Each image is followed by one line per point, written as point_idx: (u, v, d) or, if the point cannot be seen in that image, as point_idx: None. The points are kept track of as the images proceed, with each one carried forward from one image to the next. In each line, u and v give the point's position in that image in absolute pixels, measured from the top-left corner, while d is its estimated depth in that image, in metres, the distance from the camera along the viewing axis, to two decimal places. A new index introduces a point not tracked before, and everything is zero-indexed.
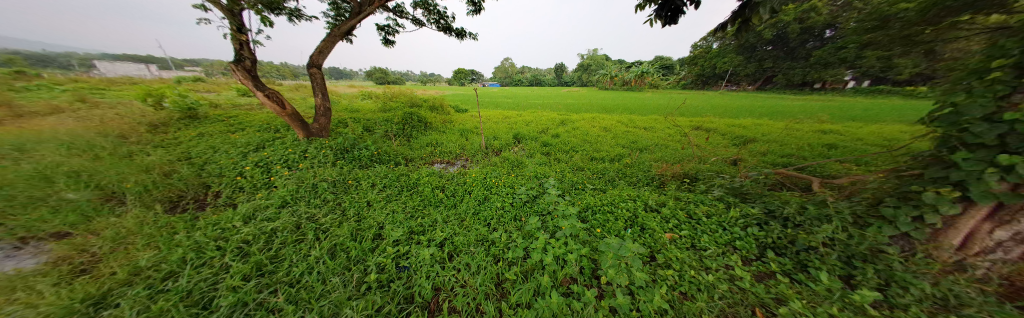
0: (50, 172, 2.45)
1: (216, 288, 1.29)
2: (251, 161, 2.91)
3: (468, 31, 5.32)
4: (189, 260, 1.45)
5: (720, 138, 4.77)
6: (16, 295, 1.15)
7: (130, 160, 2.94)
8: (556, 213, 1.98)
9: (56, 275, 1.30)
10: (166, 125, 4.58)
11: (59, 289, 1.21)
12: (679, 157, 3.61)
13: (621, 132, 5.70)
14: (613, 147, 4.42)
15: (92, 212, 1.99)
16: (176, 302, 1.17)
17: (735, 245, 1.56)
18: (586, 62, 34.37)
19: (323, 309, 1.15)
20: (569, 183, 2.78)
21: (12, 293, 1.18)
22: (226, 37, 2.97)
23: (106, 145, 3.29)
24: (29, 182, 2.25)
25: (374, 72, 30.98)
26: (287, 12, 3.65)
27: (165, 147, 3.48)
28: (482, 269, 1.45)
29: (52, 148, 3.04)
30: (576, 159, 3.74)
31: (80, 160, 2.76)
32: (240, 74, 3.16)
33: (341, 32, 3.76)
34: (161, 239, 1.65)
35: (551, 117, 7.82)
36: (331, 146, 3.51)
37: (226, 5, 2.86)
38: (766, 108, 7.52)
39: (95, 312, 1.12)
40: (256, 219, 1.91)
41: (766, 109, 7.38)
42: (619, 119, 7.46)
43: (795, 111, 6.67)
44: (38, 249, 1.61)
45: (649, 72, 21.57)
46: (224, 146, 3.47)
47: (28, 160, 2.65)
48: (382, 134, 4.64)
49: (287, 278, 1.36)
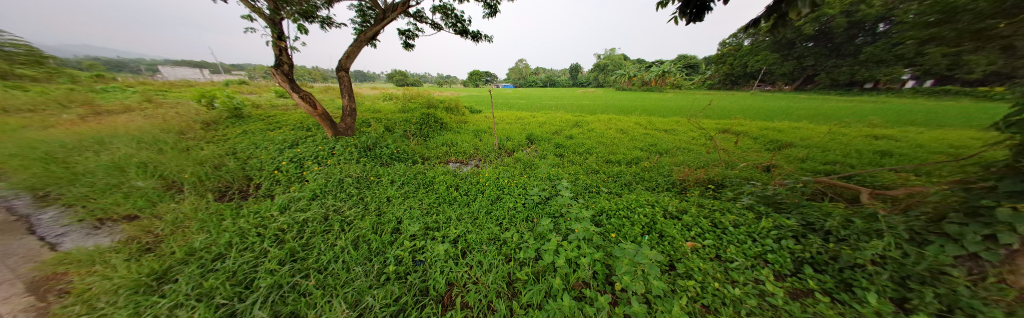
0: (126, 163, 2.85)
1: (256, 270, 1.43)
2: (286, 157, 3.18)
3: (484, 34, 5.40)
4: (234, 244, 1.62)
5: (750, 142, 4.43)
6: (98, 267, 1.36)
7: (187, 154, 3.33)
8: (569, 216, 1.96)
9: (128, 253, 1.52)
10: (215, 123, 5.12)
11: (130, 264, 1.41)
12: (703, 162, 3.40)
13: (640, 134, 5.49)
14: (630, 149, 4.28)
15: (156, 198, 2.29)
16: (222, 281, 1.31)
17: (766, 258, 1.44)
18: (602, 62, 33.48)
19: (348, 295, 1.24)
20: (582, 186, 2.73)
21: (94, 265, 1.39)
22: (268, 44, 3.29)
23: (168, 140, 3.75)
24: (111, 173, 2.64)
25: (394, 74, 32.30)
26: (320, 20, 3.96)
27: (215, 142, 3.90)
28: (494, 267, 1.48)
29: (127, 142, 3.52)
30: (590, 161, 3.67)
31: (148, 153, 3.18)
32: (279, 78, 3.47)
33: (366, 37, 3.99)
34: (211, 224, 1.86)
35: (565, 119, 7.72)
36: (355, 145, 3.74)
37: (268, 15, 3.16)
38: (803, 111, 6.88)
39: (157, 285, 1.30)
40: (290, 210, 2.10)
41: (802, 112, 6.77)
42: (637, 121, 7.18)
43: (838, 114, 6.04)
44: (114, 229, 1.89)
45: (670, 71, 20.56)
46: (263, 142, 3.83)
47: (109, 153, 3.09)
48: (401, 133, 4.85)
49: (316, 265, 1.48)
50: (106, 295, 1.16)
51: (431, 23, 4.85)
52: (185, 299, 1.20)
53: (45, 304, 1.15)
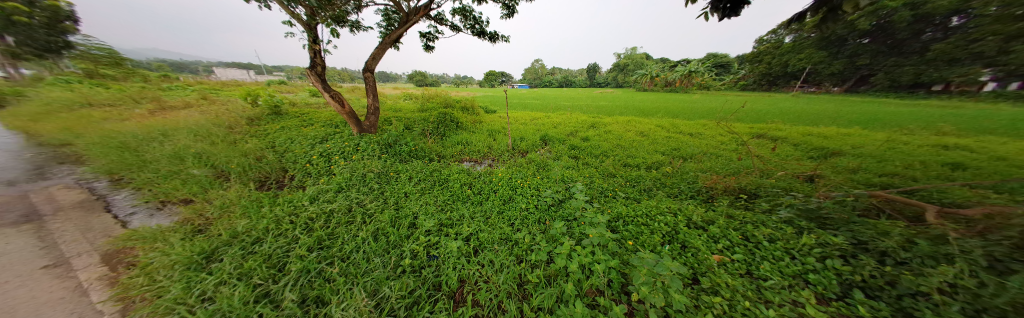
0: (185, 153, 3.25)
1: (288, 255, 1.56)
2: (316, 152, 3.44)
3: (501, 34, 5.45)
4: (270, 230, 1.78)
5: (788, 149, 4.02)
6: (160, 244, 1.56)
7: (234, 146, 3.72)
8: (583, 220, 1.91)
9: (183, 233, 1.73)
10: (258, 119, 5.66)
11: (185, 243, 1.61)
12: (732, 170, 3.15)
13: (662, 138, 5.20)
14: (650, 153, 4.08)
15: (208, 185, 2.58)
16: (260, 263, 1.44)
17: (808, 279, 1.28)
18: (622, 62, 32.24)
19: (367, 285, 1.30)
20: (598, 190, 2.65)
21: (157, 243, 1.61)
22: (305, 48, 3.58)
23: (219, 133, 4.21)
24: (174, 161, 3.02)
25: (414, 75, 33.72)
26: (350, 25, 4.23)
27: (257, 137, 4.32)
28: (505, 267, 1.48)
29: (187, 135, 4.01)
30: (606, 164, 3.55)
31: (203, 145, 3.60)
32: (313, 78, 3.77)
33: (391, 40, 4.20)
34: (252, 210, 2.06)
35: (581, 120, 7.55)
36: (377, 142, 3.95)
37: (305, 20, 3.44)
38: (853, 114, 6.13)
39: (205, 264, 1.46)
40: (319, 200, 2.26)
41: (852, 117, 6.05)
42: (659, 124, 6.82)
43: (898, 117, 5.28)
44: (174, 212, 2.17)
45: (697, 71, 19.29)
46: (297, 137, 4.17)
47: (174, 144, 3.55)
48: (419, 132, 5.04)
49: (340, 254, 1.58)
50: (165, 270, 1.35)
51: (450, 25, 4.99)
52: (229, 277, 1.34)
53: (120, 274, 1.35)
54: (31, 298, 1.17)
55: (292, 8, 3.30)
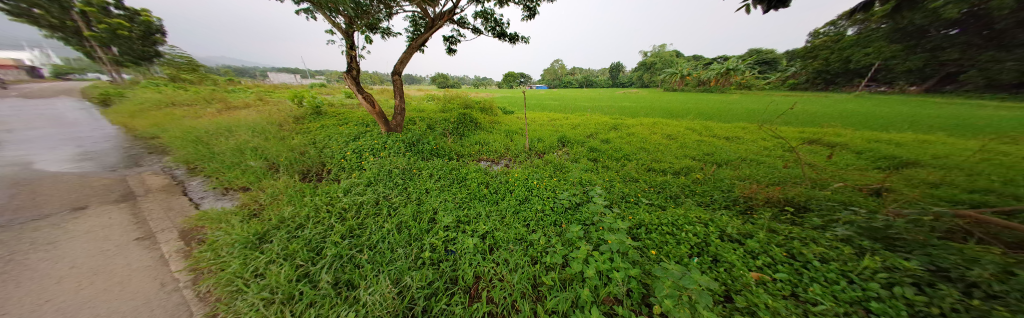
0: (245, 147, 3.75)
1: (324, 241, 1.73)
2: (350, 148, 3.75)
3: (521, 35, 5.48)
4: (310, 218, 1.99)
5: (849, 157, 3.48)
6: (224, 225, 1.84)
7: (283, 142, 4.20)
8: (601, 225, 1.84)
9: (242, 216, 2.01)
10: (302, 118, 6.35)
11: (243, 225, 1.87)
12: (777, 179, 2.81)
13: (692, 142, 4.82)
14: (677, 158, 3.81)
15: (261, 175, 2.95)
16: (302, 246, 1.62)
17: (868, 307, 1.07)
18: (648, 61, 30.48)
19: (391, 273, 1.40)
20: (618, 194, 2.55)
21: (221, 224, 1.89)
22: (343, 53, 3.94)
23: (271, 130, 4.79)
24: (236, 154, 3.51)
25: (437, 77, 35.37)
26: (382, 31, 4.57)
27: (301, 134, 4.83)
28: (520, 267, 1.48)
29: (246, 131, 4.62)
30: (628, 168, 3.39)
31: (258, 140, 4.12)
32: (349, 81, 4.13)
33: (417, 44, 4.44)
34: (297, 198, 2.32)
35: (601, 121, 7.31)
36: (402, 140, 4.20)
37: (344, 29, 3.79)
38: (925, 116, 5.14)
39: (258, 244, 1.68)
40: (351, 192, 2.47)
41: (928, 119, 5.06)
42: (688, 126, 6.34)
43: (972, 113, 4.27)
44: (235, 198, 2.54)
45: (736, 69, 17.54)
46: (334, 135, 4.59)
47: (236, 139, 4.12)
48: (441, 131, 5.26)
49: (368, 243, 1.71)
50: (227, 247, 1.59)
51: (472, 28, 5.14)
52: (277, 257, 1.53)
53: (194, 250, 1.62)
54: (137, 267, 1.47)
55: (333, 18, 3.67)
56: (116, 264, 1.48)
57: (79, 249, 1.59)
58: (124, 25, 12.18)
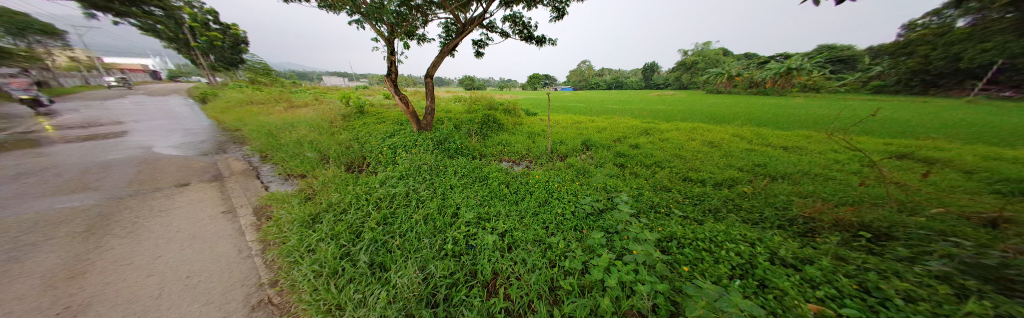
0: (303, 140, 4.37)
1: (362, 226, 1.93)
2: (386, 145, 4.14)
3: (548, 38, 5.48)
4: (352, 204, 2.24)
5: (961, 178, 2.75)
6: (285, 206, 2.18)
7: (332, 136, 4.79)
8: (626, 234, 1.74)
9: (299, 198, 2.36)
10: (347, 115, 7.15)
11: (299, 206, 2.19)
12: (849, 198, 2.36)
13: (739, 151, 4.28)
14: (719, 168, 3.43)
15: (315, 164, 3.41)
16: (345, 229, 1.85)
17: None
18: (688, 60, 27.82)
19: (418, 260, 1.51)
20: (647, 203, 2.39)
21: (283, 205, 2.25)
22: (385, 59, 4.37)
23: (323, 126, 5.49)
24: (296, 146, 4.11)
25: (464, 80, 36.87)
26: (418, 38, 4.95)
27: (346, 130, 5.45)
28: (537, 268, 1.49)
29: (304, 126, 5.38)
30: (659, 176, 3.16)
31: (313, 134, 4.75)
32: (389, 84, 4.56)
33: (448, 49, 4.72)
34: (342, 186, 2.64)
35: (630, 125, 6.91)
36: (431, 138, 4.48)
37: (387, 36, 4.19)
38: None
39: (310, 223, 1.95)
40: (386, 184, 2.73)
41: None
42: (734, 133, 5.66)
43: None
44: (293, 183, 2.98)
45: (801, 68, 15.08)
46: (372, 132, 5.09)
47: (297, 133, 4.81)
48: (466, 131, 5.50)
49: (398, 231, 1.88)
50: (288, 224, 1.89)
51: (500, 32, 5.29)
52: (326, 236, 1.77)
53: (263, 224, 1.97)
54: (223, 235, 1.84)
55: (377, 27, 4.08)
56: (209, 231, 1.86)
57: (187, 217, 2.06)
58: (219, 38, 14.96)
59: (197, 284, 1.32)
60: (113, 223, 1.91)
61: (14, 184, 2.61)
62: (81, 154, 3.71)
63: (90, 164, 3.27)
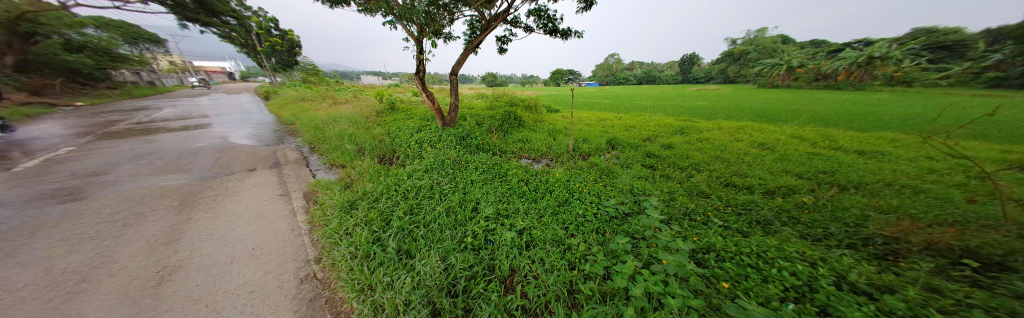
0: (343, 134, 4.83)
1: (391, 215, 2.07)
2: (413, 139, 4.39)
3: (574, 30, 5.26)
4: (382, 194, 2.42)
5: None
6: (327, 193, 2.44)
7: (367, 131, 5.23)
8: (655, 241, 1.61)
9: (338, 186, 2.62)
10: (381, 111, 7.73)
11: (339, 193, 2.43)
12: (957, 218, 1.87)
13: (798, 154, 3.67)
14: (771, 173, 2.98)
15: (352, 156, 3.77)
16: (377, 216, 2.01)
17: None
18: (736, 50, 24.52)
19: (439, 251, 1.58)
20: (680, 210, 2.18)
21: (325, 192, 2.52)
22: (414, 58, 4.61)
23: (360, 121, 6.01)
24: (337, 139, 4.57)
25: (487, 77, 37.36)
26: (445, 36, 5.10)
27: (379, 125, 5.90)
28: (555, 269, 1.45)
29: (344, 121, 5.93)
30: (694, 180, 2.86)
31: (351, 129, 5.24)
32: (417, 82, 4.81)
33: (473, 46, 4.79)
34: (375, 177, 2.88)
35: (662, 123, 6.38)
36: (454, 134, 4.63)
37: (416, 36, 4.40)
38: None
39: (348, 208, 2.16)
40: (413, 176, 2.90)
41: None
42: (793, 133, 4.88)
43: None
44: (334, 172, 3.33)
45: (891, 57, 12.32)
46: (402, 127, 5.43)
47: (338, 127, 5.35)
48: (487, 127, 5.58)
49: (422, 221, 1.98)
50: (330, 209, 2.12)
51: (524, 27, 5.22)
52: (360, 221, 1.94)
53: (309, 209, 2.23)
54: (279, 214, 2.14)
55: (408, 27, 4.30)
56: (269, 211, 2.18)
57: (253, 198, 2.43)
58: (279, 43, 17.15)
59: (258, 255, 1.56)
60: (200, 200, 2.34)
61: (135, 164, 3.31)
62: (179, 142, 4.57)
63: (185, 151, 4.01)
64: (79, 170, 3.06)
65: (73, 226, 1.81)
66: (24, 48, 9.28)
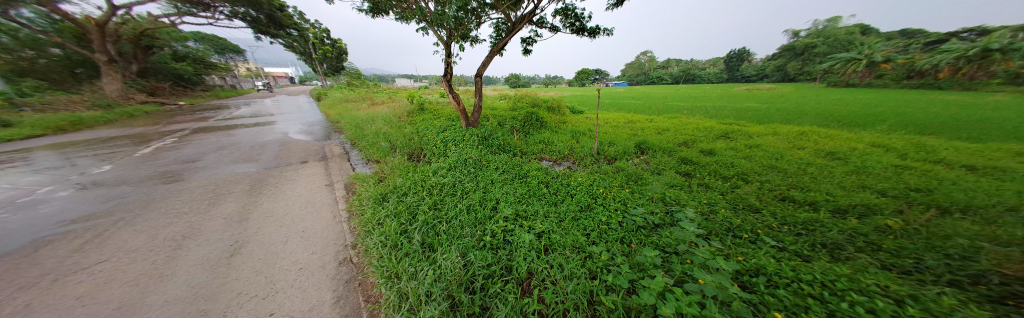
0: (378, 132, 5.28)
1: (417, 208, 2.20)
2: (439, 138, 4.62)
3: (602, 28, 5.04)
4: (409, 189, 2.58)
5: None
6: (363, 186, 2.68)
7: (399, 130, 5.64)
8: (689, 257, 1.45)
9: (373, 180, 2.87)
10: (411, 111, 8.28)
11: (373, 186, 2.65)
12: None
13: (882, 167, 3.01)
14: (842, 189, 2.49)
15: (385, 152, 4.11)
16: (404, 209, 2.15)
17: None
18: (798, 43, 21.14)
19: (458, 247, 1.62)
20: (721, 225, 1.94)
21: (362, 185, 2.76)
22: (443, 61, 4.84)
23: (392, 120, 6.51)
24: (374, 136, 5.01)
25: (511, 78, 37.78)
26: (472, 39, 5.27)
27: (410, 124, 6.32)
28: (575, 277, 1.38)
29: (379, 120, 6.50)
30: (740, 192, 2.52)
31: (386, 127, 5.70)
32: (445, 84, 5.05)
33: (498, 48, 4.86)
34: (405, 173, 3.09)
35: (701, 126, 5.77)
36: (477, 134, 4.76)
37: (445, 40, 4.62)
38: None
39: (380, 200, 2.35)
40: (438, 174, 3.05)
41: None
42: (875, 142, 4.02)
43: None
44: (369, 167, 3.66)
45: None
46: (429, 126, 5.74)
47: (375, 126, 5.86)
48: (509, 128, 5.63)
49: (444, 217, 2.06)
50: (365, 200, 2.32)
51: (550, 27, 5.16)
52: (390, 212, 2.09)
53: (348, 199, 2.48)
54: (325, 202, 2.42)
55: (438, 32, 4.54)
56: (317, 199, 2.48)
57: (305, 186, 2.79)
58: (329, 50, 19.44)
59: (306, 238, 1.77)
60: (265, 186, 2.75)
61: (219, 154, 4.03)
62: (251, 136, 5.45)
63: (255, 143, 4.77)
64: (179, 158, 3.81)
65: (172, 203, 2.26)
66: (144, 58, 12.18)
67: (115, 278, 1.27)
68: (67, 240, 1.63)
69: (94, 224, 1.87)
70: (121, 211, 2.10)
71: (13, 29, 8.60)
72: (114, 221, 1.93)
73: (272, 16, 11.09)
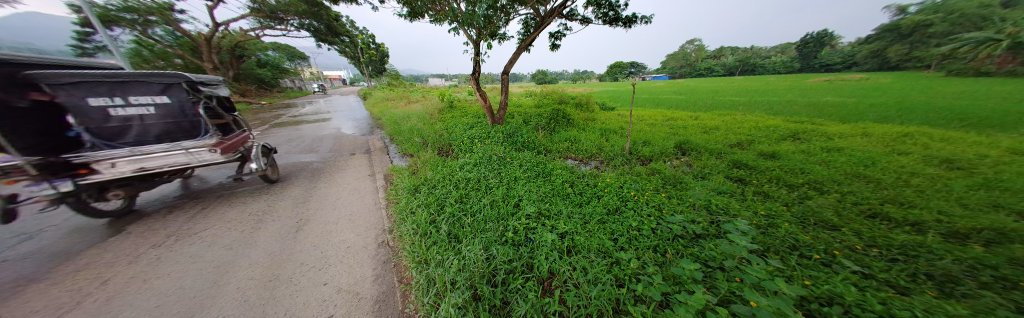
0: (412, 128, 5.70)
1: (444, 201, 2.33)
2: (466, 135, 4.80)
3: (640, 16, 4.61)
4: (438, 182, 2.74)
5: None
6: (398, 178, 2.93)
7: (430, 126, 6.00)
8: (738, 275, 1.26)
9: (407, 172, 3.12)
10: (442, 109, 8.74)
11: (406, 178, 2.88)
12: None
13: None
14: (971, 207, 1.89)
15: (418, 147, 4.42)
16: (433, 200, 2.29)
17: None
18: None
19: (481, 241, 1.67)
20: (782, 241, 1.65)
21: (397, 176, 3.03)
22: (471, 60, 4.98)
23: (425, 117, 6.96)
24: (409, 132, 5.43)
25: (538, 74, 37.33)
26: (500, 37, 5.31)
27: (440, 121, 6.69)
28: (599, 282, 1.32)
29: (414, 117, 7.02)
30: (811, 204, 2.10)
31: (419, 124, 6.11)
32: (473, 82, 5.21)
33: (526, 44, 4.81)
34: (435, 167, 3.29)
35: (760, 125, 4.93)
36: (502, 131, 4.82)
37: (474, 38, 4.73)
38: None
39: (413, 191, 2.54)
40: (464, 169, 3.17)
41: None
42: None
43: None
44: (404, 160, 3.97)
45: None
46: (457, 123, 6.01)
47: (410, 122, 6.35)
48: (534, 125, 5.57)
49: (468, 210, 2.14)
50: (400, 190, 2.54)
51: (581, 19, 4.92)
52: (421, 203, 2.25)
53: (386, 188, 2.73)
54: (368, 191, 2.71)
55: (468, 31, 4.67)
56: (362, 187, 2.79)
57: (352, 176, 3.16)
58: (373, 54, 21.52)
59: (353, 221, 2.01)
60: (322, 174, 3.21)
61: (288, 145, 4.81)
62: (312, 131, 6.38)
63: (315, 137, 5.58)
64: None
65: (255, 185, 2.78)
66: (238, 66, 15.08)
67: (216, 243, 1.62)
68: (189, 210, 2.14)
69: (204, 199, 2.41)
70: (221, 189, 2.66)
71: (151, 45, 11.61)
72: (215, 197, 2.46)
73: (329, 25, 12.69)
